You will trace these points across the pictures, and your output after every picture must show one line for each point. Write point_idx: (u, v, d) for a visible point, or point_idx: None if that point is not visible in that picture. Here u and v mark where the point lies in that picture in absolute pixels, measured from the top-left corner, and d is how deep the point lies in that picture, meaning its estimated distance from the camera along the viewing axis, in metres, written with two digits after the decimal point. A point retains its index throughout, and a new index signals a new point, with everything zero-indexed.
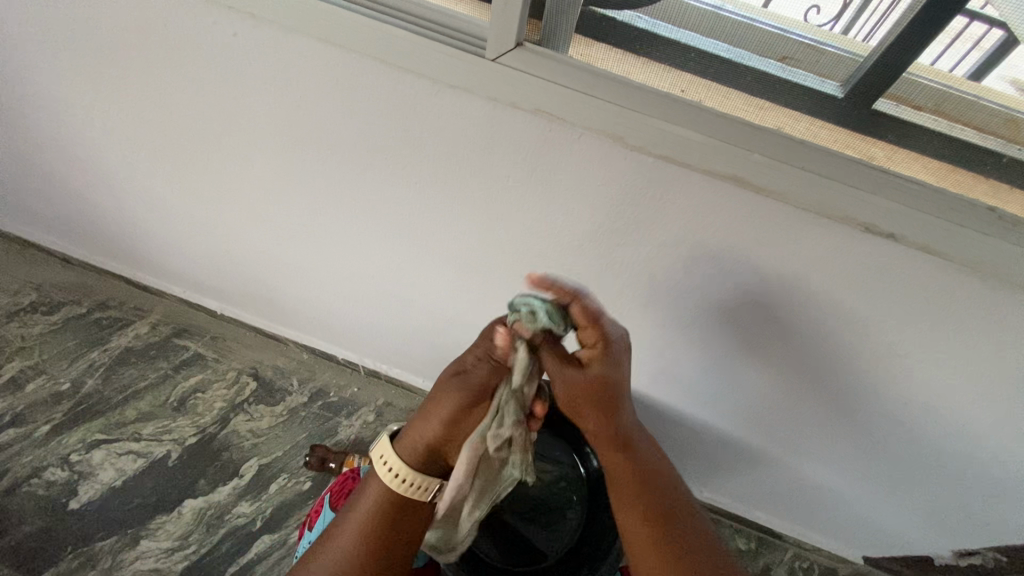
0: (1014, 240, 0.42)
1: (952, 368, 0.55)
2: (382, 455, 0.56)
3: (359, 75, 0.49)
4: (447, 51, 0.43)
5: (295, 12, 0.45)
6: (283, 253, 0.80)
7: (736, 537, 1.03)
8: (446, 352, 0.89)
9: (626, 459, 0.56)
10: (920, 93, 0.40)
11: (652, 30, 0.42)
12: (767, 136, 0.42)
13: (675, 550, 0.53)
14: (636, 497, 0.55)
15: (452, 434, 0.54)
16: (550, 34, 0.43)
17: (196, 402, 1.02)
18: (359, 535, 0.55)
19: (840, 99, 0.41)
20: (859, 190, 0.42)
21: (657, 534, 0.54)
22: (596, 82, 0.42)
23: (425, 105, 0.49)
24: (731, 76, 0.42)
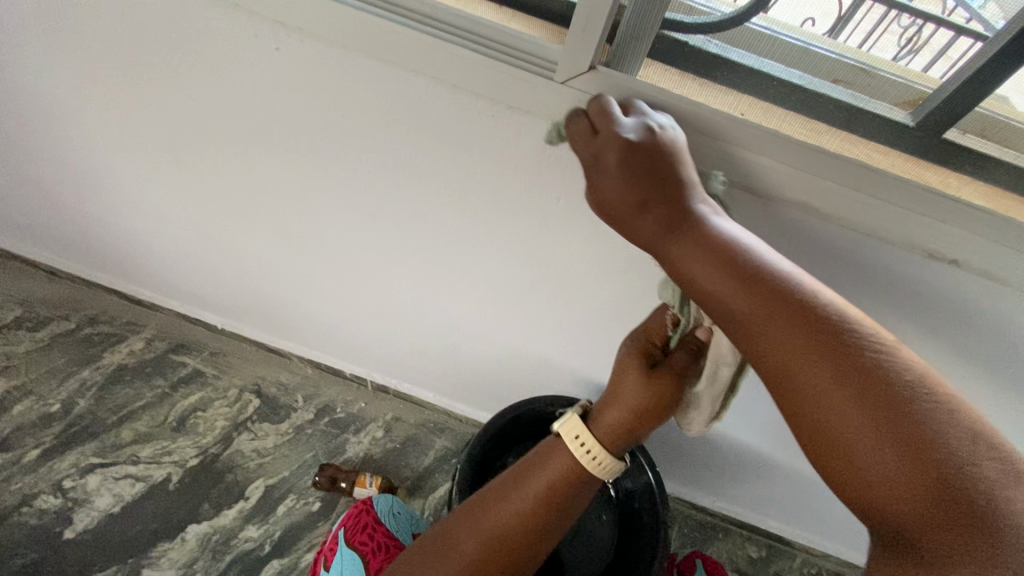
0: None
1: (990, 394, 0.55)
2: (575, 435, 0.51)
3: (407, 92, 0.47)
4: (513, 73, 0.42)
5: (346, 29, 0.43)
6: (298, 269, 0.77)
7: (746, 545, 1.05)
8: (463, 368, 0.87)
9: (741, 285, 0.34)
10: (976, 122, 0.40)
11: (724, 55, 0.41)
12: (843, 164, 0.41)
13: (850, 388, 0.30)
14: (777, 334, 0.33)
15: (650, 416, 0.50)
16: (620, 56, 0.41)
17: (196, 421, 0.98)
18: (534, 513, 0.49)
19: (913, 127, 0.41)
20: (929, 218, 0.42)
21: (827, 378, 0.31)
22: (670, 106, 0.41)
23: (479, 125, 0.47)
24: (802, 103, 0.41)
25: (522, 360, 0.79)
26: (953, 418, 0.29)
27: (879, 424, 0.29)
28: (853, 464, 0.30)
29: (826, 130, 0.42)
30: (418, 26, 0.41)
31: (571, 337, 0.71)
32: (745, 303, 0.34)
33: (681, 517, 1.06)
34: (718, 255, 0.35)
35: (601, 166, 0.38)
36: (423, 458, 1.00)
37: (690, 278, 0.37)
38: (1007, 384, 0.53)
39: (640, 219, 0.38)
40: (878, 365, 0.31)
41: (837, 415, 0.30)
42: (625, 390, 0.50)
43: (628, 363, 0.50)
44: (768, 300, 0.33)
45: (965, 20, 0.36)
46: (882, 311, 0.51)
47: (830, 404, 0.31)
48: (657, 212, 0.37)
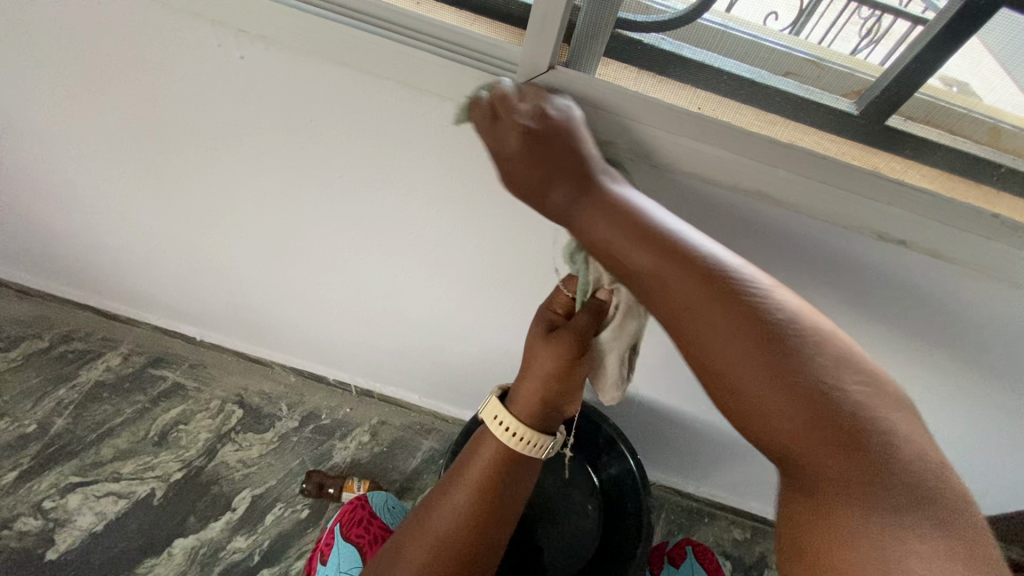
0: (1014, 244, 0.43)
1: (948, 370, 0.57)
2: (494, 416, 0.53)
3: (377, 96, 0.47)
4: (474, 74, 0.42)
5: (308, 35, 0.43)
6: (277, 278, 0.77)
7: (732, 528, 1.08)
8: (446, 369, 0.88)
9: (639, 244, 0.35)
10: (922, 108, 0.42)
11: (677, 51, 0.42)
12: (795, 154, 0.42)
13: (742, 335, 0.31)
14: (666, 287, 0.34)
15: (561, 384, 0.51)
16: (576, 57, 0.42)
17: (178, 434, 0.97)
18: (473, 513, 0.51)
19: (856, 116, 0.43)
20: (878, 201, 0.43)
21: (712, 322, 0.32)
22: (622, 100, 0.41)
23: (445, 127, 0.48)
24: (753, 96, 0.43)
25: (502, 358, 0.80)
26: (823, 349, 0.31)
27: (759, 358, 0.31)
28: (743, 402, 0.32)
29: (777, 121, 0.43)
30: (387, 32, 0.42)
31: None
32: (644, 262, 0.35)
33: (667, 504, 1.09)
34: (620, 220, 0.37)
35: (506, 154, 0.39)
36: (410, 460, 1.00)
37: (593, 242, 0.38)
38: (964, 362, 0.55)
39: (549, 192, 0.39)
40: (756, 306, 0.32)
41: (721, 360, 0.32)
42: (534, 360, 0.51)
43: (533, 334, 0.51)
44: (659, 255, 0.35)
45: (920, 10, 0.38)
46: (844, 296, 0.52)
47: (719, 348, 0.32)
48: (565, 186, 0.38)
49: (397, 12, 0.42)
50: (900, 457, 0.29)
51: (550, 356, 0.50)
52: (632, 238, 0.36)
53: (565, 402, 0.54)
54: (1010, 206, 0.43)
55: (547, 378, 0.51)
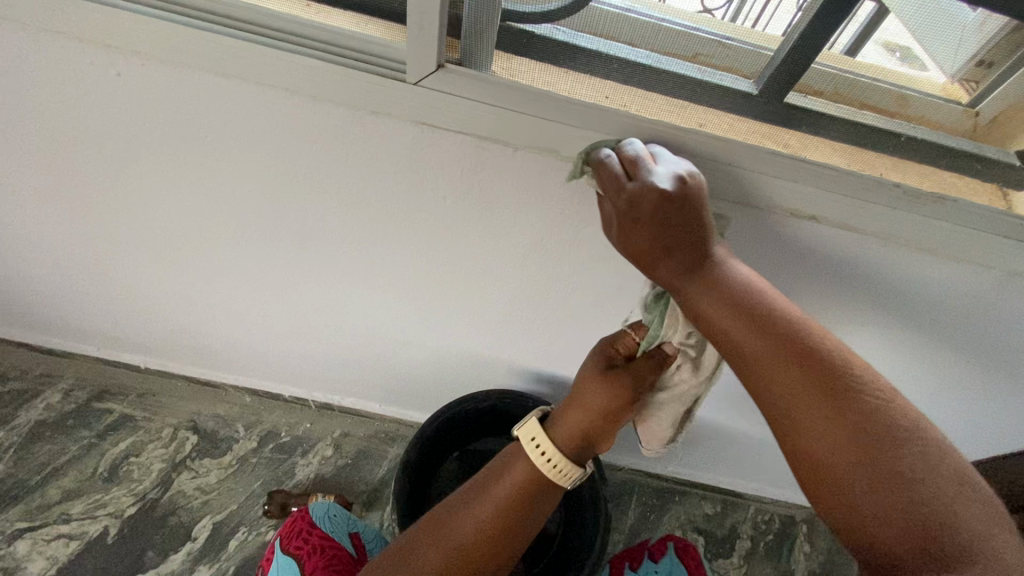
0: (915, 210, 0.43)
1: (880, 338, 0.58)
2: (534, 438, 0.50)
3: (256, 112, 0.42)
4: (352, 78, 0.38)
5: (168, 50, 0.39)
6: (208, 307, 0.73)
7: (703, 503, 1.09)
8: (400, 378, 0.86)
9: (757, 329, 0.35)
10: (823, 81, 0.40)
11: (573, 41, 0.39)
12: (694, 137, 0.40)
13: (867, 441, 0.31)
14: (775, 372, 0.34)
15: (607, 426, 0.50)
16: (468, 53, 0.38)
17: (130, 467, 0.94)
18: (492, 526, 0.48)
19: (756, 95, 0.41)
20: (781, 178, 0.42)
21: (838, 422, 0.32)
22: (514, 96, 0.38)
23: (332, 144, 0.44)
24: (651, 82, 0.40)
25: (454, 364, 0.78)
26: (932, 456, 0.31)
27: (875, 465, 0.31)
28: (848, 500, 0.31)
29: (679, 106, 0.41)
30: (253, 37, 0.37)
31: (491, 338, 0.70)
32: (765, 347, 0.35)
33: (637, 486, 1.09)
34: (737, 304, 0.36)
35: (629, 216, 0.37)
36: (377, 469, 0.99)
37: (704, 318, 0.37)
38: (893, 329, 0.56)
39: (662, 265, 0.38)
40: (871, 405, 0.32)
41: (821, 449, 0.32)
42: (586, 392, 0.49)
43: (592, 365, 0.50)
44: (777, 344, 0.34)
45: None
46: (775, 274, 0.52)
47: (836, 448, 0.32)
48: (679, 261, 0.37)
49: (261, 14, 0.37)
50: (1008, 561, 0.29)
51: (604, 395, 0.49)
52: (762, 324, 0.35)
53: (602, 444, 0.53)
54: (909, 175, 0.42)
55: (602, 416, 0.49)
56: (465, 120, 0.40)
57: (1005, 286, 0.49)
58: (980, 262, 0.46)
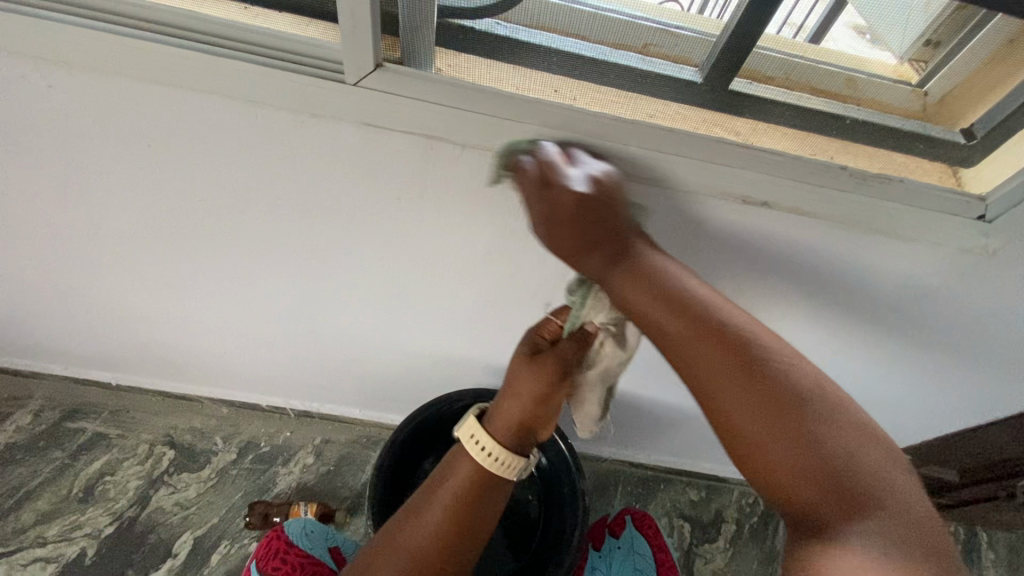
0: (864, 192, 0.43)
1: (846, 321, 0.58)
2: (471, 435, 0.51)
3: (199, 119, 0.41)
4: (290, 80, 0.37)
5: (99, 60, 0.38)
6: (175, 320, 0.72)
7: (688, 489, 1.10)
8: (377, 382, 0.85)
9: (676, 311, 0.34)
10: (767, 65, 0.40)
11: (514, 36, 0.38)
12: (639, 129, 0.40)
13: (783, 414, 0.31)
14: (701, 356, 0.33)
15: (540, 413, 0.51)
16: (409, 51, 0.38)
17: (106, 486, 0.92)
18: (446, 525, 0.48)
19: (699, 84, 0.41)
20: (731, 166, 0.42)
21: (756, 399, 0.31)
22: (457, 94, 0.38)
23: (278, 149, 0.43)
24: (595, 74, 0.40)
25: (429, 365, 0.77)
26: (845, 416, 0.32)
27: (791, 438, 0.30)
28: (774, 478, 0.31)
29: (624, 98, 0.41)
30: (191, 45, 0.37)
31: (463, 338, 0.69)
32: (681, 328, 0.34)
33: (622, 477, 1.10)
34: (660, 291, 0.35)
35: (551, 210, 0.37)
36: (360, 474, 0.98)
37: (628, 306, 0.36)
38: (858, 311, 0.56)
39: (584, 256, 0.37)
40: (786, 374, 0.32)
41: (740, 419, 0.31)
42: (516, 382, 0.50)
43: (518, 356, 0.51)
44: (697, 325, 0.34)
45: None
46: (737, 263, 0.52)
47: (754, 426, 0.31)
48: (600, 251, 0.37)
49: (199, 21, 0.36)
50: (942, 551, 0.28)
51: (529, 380, 0.49)
52: (681, 307, 0.34)
53: (541, 430, 0.53)
54: (855, 157, 0.43)
55: (532, 402, 0.50)
56: (408, 120, 0.39)
57: (963, 270, 0.49)
58: (935, 241, 0.46)
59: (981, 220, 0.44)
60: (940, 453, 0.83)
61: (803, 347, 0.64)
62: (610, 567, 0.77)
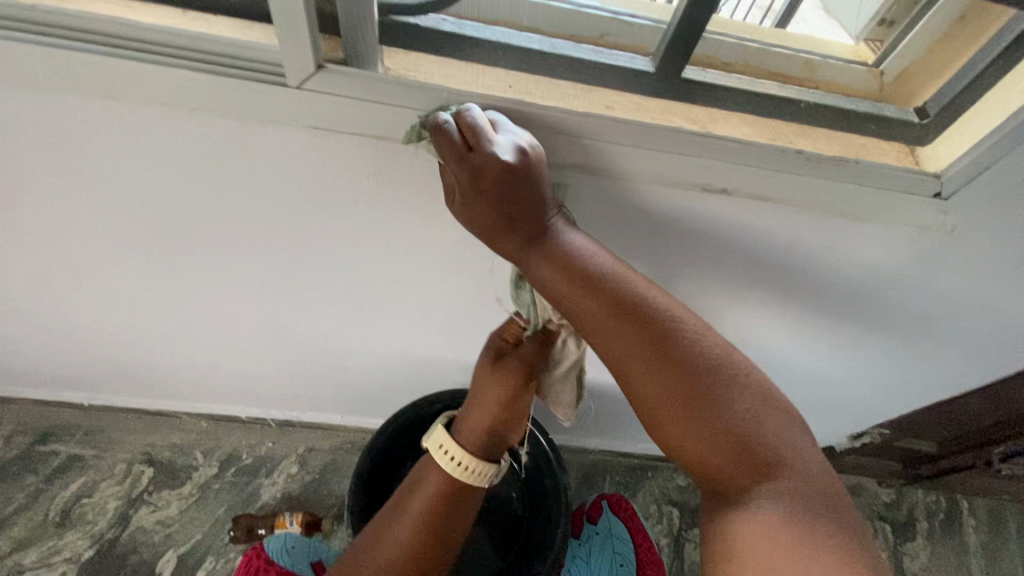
0: (827, 174, 0.42)
1: (818, 303, 0.58)
2: (440, 445, 0.53)
3: (141, 129, 0.40)
4: (229, 85, 0.36)
5: (29, 74, 0.36)
6: (145, 336, 0.70)
7: (676, 475, 1.11)
8: (357, 387, 0.84)
9: (586, 291, 0.38)
10: (707, 48, 0.42)
11: (461, 30, 0.39)
12: (596, 121, 0.39)
13: (682, 379, 0.36)
14: (608, 331, 0.38)
15: (508, 418, 0.52)
16: (352, 51, 0.36)
17: (84, 509, 0.90)
18: (425, 522, 0.50)
19: (653, 73, 0.41)
20: (689, 155, 0.41)
21: (656, 369, 0.37)
22: (403, 92, 0.37)
23: (225, 155, 0.41)
24: (545, 66, 0.40)
25: (408, 368, 0.76)
26: (744, 387, 0.37)
27: (685, 398, 0.36)
28: (675, 436, 0.37)
29: (579, 89, 0.40)
30: (123, 50, 0.35)
31: (439, 338, 0.68)
32: (591, 305, 0.38)
33: (610, 467, 1.10)
34: (571, 272, 0.39)
35: (474, 186, 0.36)
36: (346, 481, 0.97)
37: (545, 286, 0.40)
38: (829, 292, 0.56)
39: (505, 238, 0.39)
40: (692, 350, 0.37)
41: (658, 397, 0.37)
42: (480, 388, 0.51)
43: (483, 360, 0.52)
44: (608, 304, 0.38)
45: None
46: (706, 250, 0.51)
47: (657, 391, 0.37)
48: (520, 233, 0.39)
49: (127, 25, 0.34)
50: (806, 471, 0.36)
51: (495, 388, 0.50)
52: (594, 286, 0.38)
53: (511, 436, 0.54)
54: (818, 141, 0.42)
55: (501, 408, 0.51)
56: (357, 121, 0.38)
57: (927, 248, 0.49)
58: (899, 222, 0.46)
59: (938, 198, 0.44)
60: (919, 428, 0.84)
61: (777, 330, 0.64)
62: (590, 555, 0.80)
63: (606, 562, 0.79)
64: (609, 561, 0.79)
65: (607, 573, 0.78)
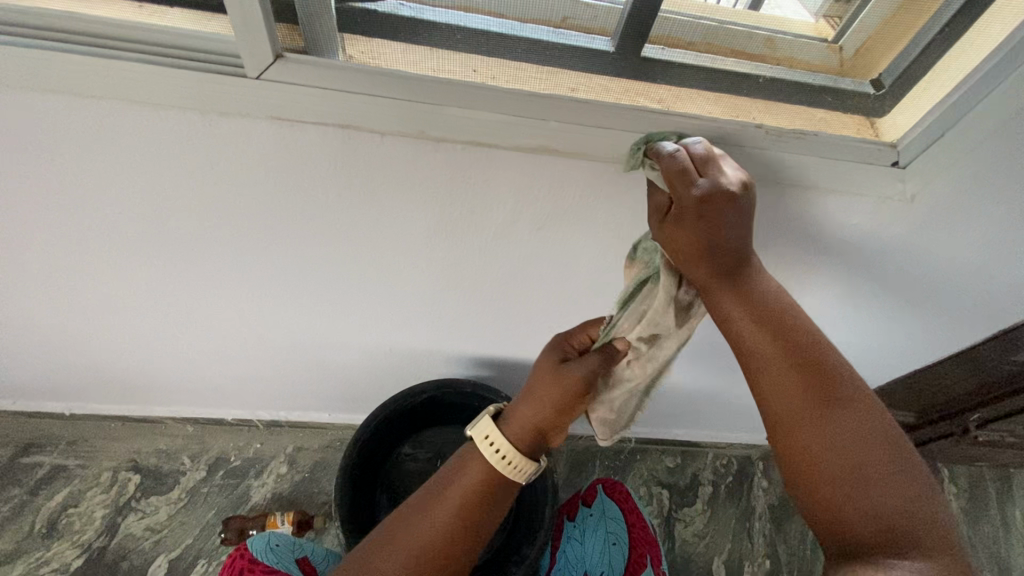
0: (784, 147, 0.43)
1: (790, 277, 0.59)
2: (485, 435, 0.47)
3: (100, 127, 0.39)
4: (187, 78, 0.36)
5: None
6: (124, 341, 0.70)
7: (664, 457, 1.12)
8: (342, 383, 0.84)
9: (765, 330, 0.37)
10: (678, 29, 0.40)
11: (419, 15, 0.37)
12: (553, 102, 0.40)
13: (854, 445, 0.35)
14: (787, 377, 0.36)
15: (558, 423, 0.49)
16: (311, 40, 0.37)
17: (71, 519, 0.90)
18: (458, 521, 0.44)
19: (613, 53, 0.41)
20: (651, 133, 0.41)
21: (833, 426, 0.35)
22: (363, 80, 0.37)
23: (188, 150, 0.41)
24: (506, 49, 0.40)
25: (392, 361, 0.77)
26: (914, 466, 0.35)
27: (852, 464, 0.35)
28: (826, 493, 0.35)
29: (539, 71, 0.40)
30: (83, 48, 0.35)
31: (419, 329, 0.68)
32: (768, 346, 0.37)
33: (599, 453, 1.11)
34: (760, 314, 0.37)
35: (677, 209, 0.36)
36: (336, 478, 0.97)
37: (721, 316, 0.38)
38: (801, 266, 0.57)
39: (691, 265, 0.38)
40: (866, 410, 0.36)
41: (819, 449, 0.35)
42: (541, 383, 0.48)
43: (545, 359, 0.50)
44: (789, 351, 0.37)
45: None
46: None
47: (825, 446, 0.35)
48: (711, 263, 0.37)
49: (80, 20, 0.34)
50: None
51: (556, 387, 0.47)
52: (777, 330, 0.37)
53: (553, 442, 0.50)
54: (776, 115, 0.43)
55: (557, 408, 0.47)
56: (320, 110, 0.38)
57: (892, 217, 0.50)
58: (862, 193, 0.47)
59: (897, 166, 0.46)
60: (896, 397, 0.86)
61: None
62: (584, 537, 0.80)
63: (599, 540, 0.77)
64: (601, 540, 0.77)
65: (600, 551, 0.77)
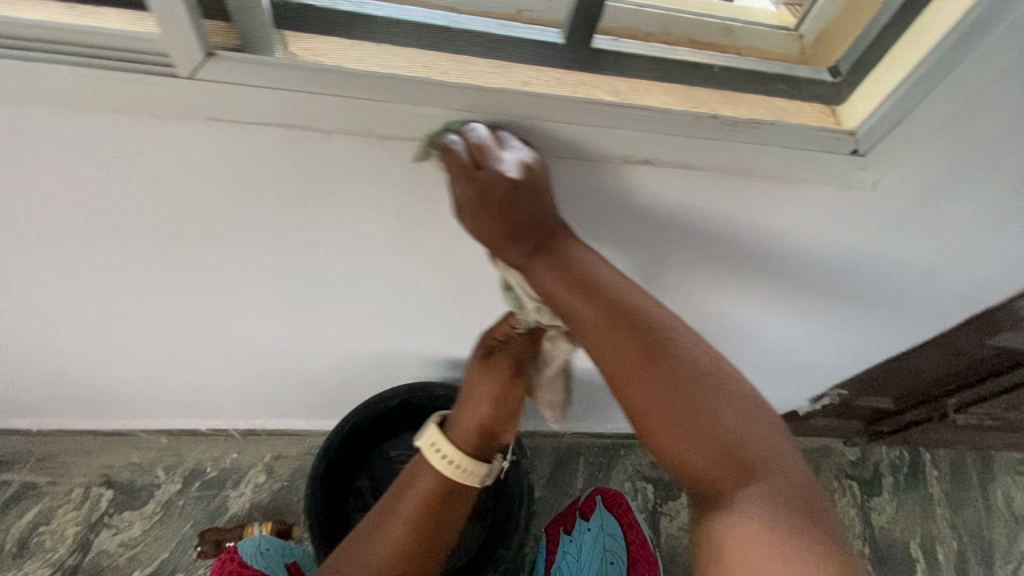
0: (746, 138, 0.42)
1: (762, 270, 0.58)
2: (433, 443, 0.51)
3: (29, 134, 0.38)
4: (116, 79, 0.35)
5: None
6: (86, 353, 0.68)
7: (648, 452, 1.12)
8: (317, 389, 0.82)
9: (584, 296, 0.38)
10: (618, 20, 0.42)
11: (359, 9, 0.38)
12: (503, 96, 0.38)
13: (677, 388, 0.37)
14: (612, 341, 0.38)
15: (501, 416, 0.51)
16: (246, 37, 0.35)
17: (41, 538, 0.87)
18: (422, 520, 0.49)
19: (563, 45, 0.40)
20: (606, 126, 0.40)
21: (654, 378, 0.37)
22: (302, 77, 0.36)
23: (127, 155, 0.40)
24: (453, 42, 0.39)
25: (366, 365, 0.75)
26: (728, 390, 0.38)
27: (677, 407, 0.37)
28: (662, 440, 0.37)
29: (488, 65, 0.39)
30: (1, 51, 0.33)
31: (390, 332, 0.67)
32: (590, 313, 0.38)
33: (584, 450, 1.11)
34: (576, 282, 0.39)
35: (481, 195, 0.37)
36: None
37: (547, 293, 0.39)
38: (772, 258, 0.57)
39: (509, 247, 0.39)
40: (683, 352, 0.38)
41: (648, 405, 0.37)
42: (472, 384, 0.51)
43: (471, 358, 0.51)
44: (606, 313, 0.38)
45: None
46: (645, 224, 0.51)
47: (653, 399, 0.37)
48: (526, 242, 0.39)
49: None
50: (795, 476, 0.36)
51: (487, 387, 0.50)
52: (595, 295, 0.38)
53: (505, 431, 0.53)
54: (733, 105, 0.42)
55: (496, 404, 0.50)
56: (261, 109, 0.37)
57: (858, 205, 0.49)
58: (826, 182, 0.46)
59: (856, 154, 0.44)
60: (877, 387, 0.85)
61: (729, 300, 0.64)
62: (580, 553, 0.78)
63: (595, 559, 0.76)
64: (598, 558, 0.76)
65: (596, 570, 0.75)
